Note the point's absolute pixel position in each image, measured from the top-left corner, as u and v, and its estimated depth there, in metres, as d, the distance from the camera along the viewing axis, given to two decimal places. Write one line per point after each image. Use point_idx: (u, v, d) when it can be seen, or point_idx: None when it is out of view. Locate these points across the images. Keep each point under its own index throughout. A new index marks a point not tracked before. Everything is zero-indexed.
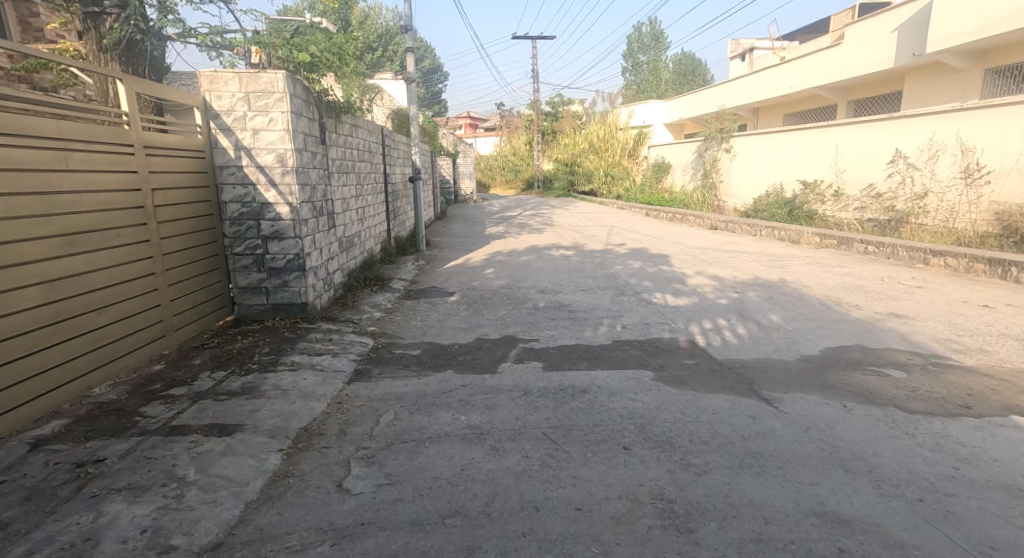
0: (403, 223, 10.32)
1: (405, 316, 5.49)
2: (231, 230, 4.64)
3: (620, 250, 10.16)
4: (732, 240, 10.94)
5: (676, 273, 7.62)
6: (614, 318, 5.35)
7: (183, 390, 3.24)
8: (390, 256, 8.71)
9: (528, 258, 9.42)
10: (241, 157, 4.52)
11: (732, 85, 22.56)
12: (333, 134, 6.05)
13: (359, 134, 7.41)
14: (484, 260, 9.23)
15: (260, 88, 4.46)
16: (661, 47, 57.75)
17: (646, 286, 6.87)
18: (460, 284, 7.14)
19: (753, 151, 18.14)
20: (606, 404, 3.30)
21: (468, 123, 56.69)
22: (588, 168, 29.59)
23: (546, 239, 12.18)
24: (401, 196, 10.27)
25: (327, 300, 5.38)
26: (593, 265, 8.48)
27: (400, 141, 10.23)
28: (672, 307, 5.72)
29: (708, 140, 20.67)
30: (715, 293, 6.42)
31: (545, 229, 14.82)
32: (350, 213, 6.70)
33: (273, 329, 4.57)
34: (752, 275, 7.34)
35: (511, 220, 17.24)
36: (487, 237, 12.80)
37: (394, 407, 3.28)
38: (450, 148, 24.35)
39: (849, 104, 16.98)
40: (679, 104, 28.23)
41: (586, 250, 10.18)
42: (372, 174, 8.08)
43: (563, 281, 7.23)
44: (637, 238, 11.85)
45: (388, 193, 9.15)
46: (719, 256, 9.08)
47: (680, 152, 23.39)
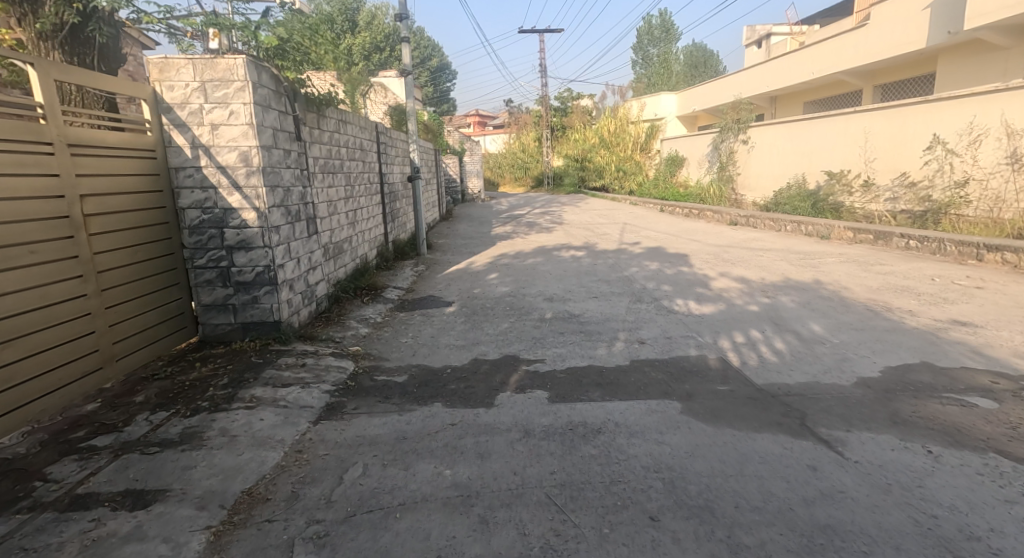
0: (403, 225, 9.77)
1: (396, 332, 4.91)
2: (191, 239, 4.07)
3: (635, 250, 9.52)
4: (754, 237, 10.25)
5: (699, 275, 6.97)
6: (631, 330, 4.72)
7: (109, 439, 2.67)
8: (386, 261, 8.15)
9: (536, 261, 8.82)
10: (198, 156, 3.95)
11: (748, 73, 21.76)
12: (312, 130, 5.49)
13: (349, 131, 6.87)
14: (489, 263, 8.64)
15: (217, 77, 3.87)
16: (671, 39, 56.76)
17: (664, 291, 6.22)
18: (460, 292, 6.55)
19: (772, 142, 17.37)
20: (626, 451, 2.67)
21: (476, 121, 56.17)
22: (599, 163, 28.89)
23: (556, 239, 11.56)
24: (400, 197, 9.72)
25: (307, 315, 4.82)
26: (605, 268, 7.83)
27: (398, 139, 9.68)
28: (697, 317, 5.07)
29: (724, 132, 19.91)
30: (743, 297, 5.77)
31: (555, 228, 14.20)
32: (337, 217, 6.14)
33: (240, 354, 3.99)
34: (783, 277, 6.66)
35: (520, 219, 16.65)
36: (494, 238, 12.21)
37: (365, 457, 2.68)
38: (456, 146, 23.82)
39: (875, 89, 16.18)
40: (692, 96, 27.42)
41: (598, 251, 9.56)
42: (365, 174, 7.54)
43: (573, 286, 6.61)
44: (653, 235, 11.20)
45: (385, 194, 8.61)
46: (743, 255, 8.39)
47: (694, 145, 22.62)
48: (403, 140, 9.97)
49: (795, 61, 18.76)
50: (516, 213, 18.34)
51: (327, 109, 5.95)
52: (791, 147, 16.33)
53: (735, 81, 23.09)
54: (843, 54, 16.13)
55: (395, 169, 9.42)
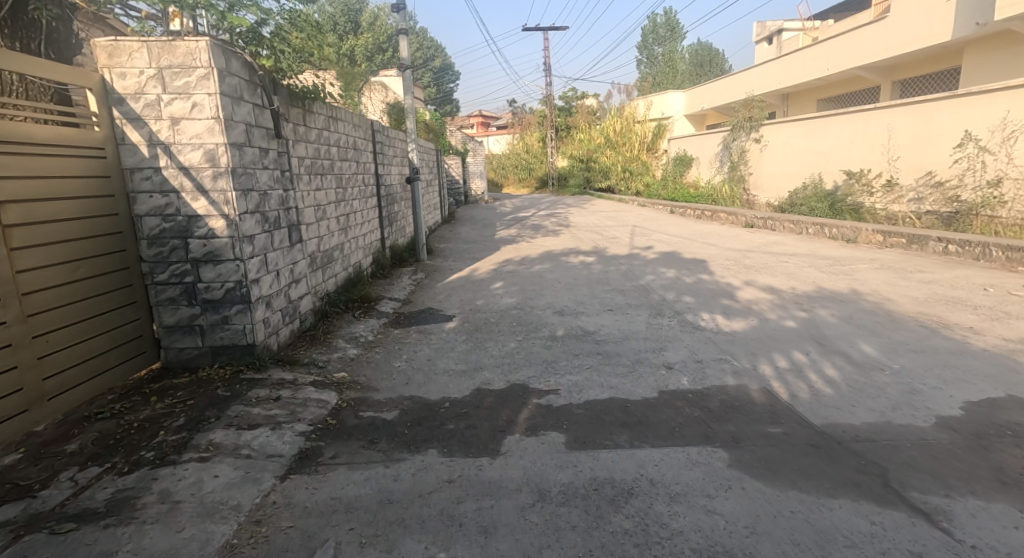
0: (402, 230, 9.23)
1: (389, 354, 4.36)
2: (150, 251, 3.53)
3: (648, 256, 8.96)
4: (774, 241, 9.68)
5: (722, 285, 6.41)
6: (655, 352, 4.17)
7: (17, 509, 2.13)
8: (382, 269, 7.61)
9: (543, 267, 8.27)
10: (157, 155, 3.41)
11: (760, 70, 21.19)
12: (297, 128, 4.96)
13: (341, 130, 6.32)
14: (493, 271, 8.09)
15: (177, 63, 3.33)
16: (677, 38, 56.19)
17: (685, 303, 5.66)
18: (461, 304, 6.00)
19: (788, 141, 16.83)
20: (668, 524, 2.12)
21: (480, 122, 55.65)
22: (605, 164, 28.34)
23: (563, 243, 11.00)
24: (399, 200, 9.19)
25: (288, 335, 4.28)
26: (619, 275, 7.28)
27: (397, 138, 9.15)
28: (728, 336, 4.51)
29: (736, 130, 19.37)
30: (775, 311, 5.21)
31: (562, 231, 13.64)
32: (325, 224, 5.61)
33: (206, 384, 3.45)
34: (815, 286, 6.09)
35: (525, 222, 16.11)
36: (498, 242, 11.67)
37: (338, 532, 2.13)
38: (459, 147, 23.30)
39: (895, 85, 15.83)
40: (700, 94, 26.86)
41: (609, 256, 9.01)
42: (358, 177, 7.00)
43: (585, 298, 6.05)
44: (666, 239, 10.64)
45: (382, 198, 8.07)
46: (766, 261, 7.83)
47: (704, 144, 22.07)
48: (402, 139, 9.44)
49: (808, 57, 18.37)
50: (520, 216, 17.80)
51: (314, 105, 5.41)
52: (807, 146, 15.76)
53: (745, 79, 22.64)
54: (862, 48, 15.80)
55: (393, 170, 8.88)
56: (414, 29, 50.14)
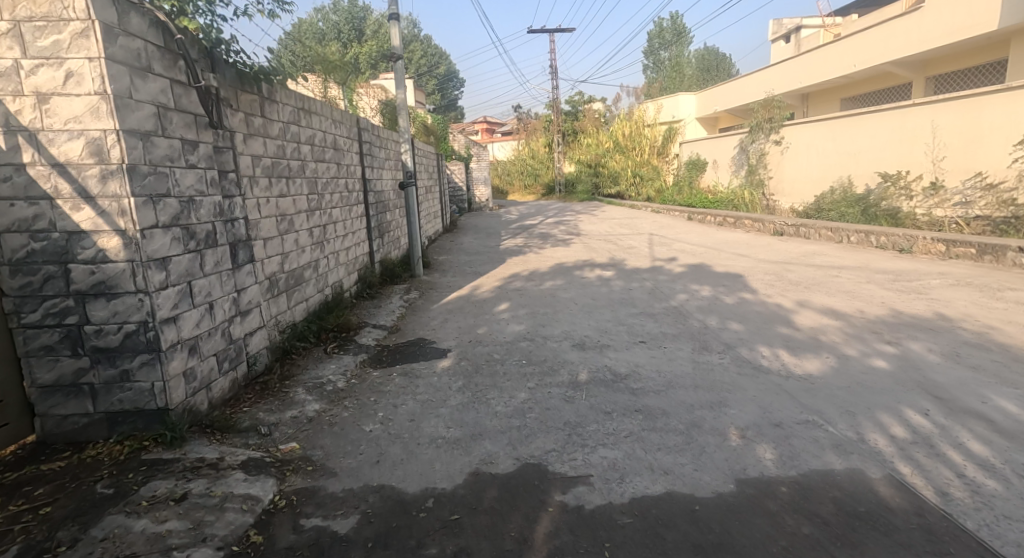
0: (394, 243, 8.25)
1: (361, 411, 3.33)
2: (13, 283, 2.51)
3: (673, 270, 7.94)
4: (814, 252, 8.66)
5: (772, 308, 5.38)
6: (714, 408, 3.13)
7: None
8: (369, 288, 6.61)
9: (556, 284, 7.25)
10: (18, 148, 2.41)
11: (779, 68, 20.23)
12: (248, 119, 3.96)
13: (315, 127, 5.34)
14: (498, 288, 7.09)
15: (43, 17, 2.34)
16: (684, 42, 55.41)
17: (735, 332, 4.63)
18: (459, 334, 4.99)
19: (813, 142, 15.85)
20: None
21: (485, 128, 54.83)
22: (614, 169, 27.39)
23: (576, 255, 10.00)
24: (390, 207, 8.19)
25: (227, 388, 3.25)
26: (644, 295, 6.25)
27: (388, 139, 8.17)
28: (803, 382, 3.46)
29: (754, 131, 18.38)
30: (852, 343, 4.18)
31: (573, 240, 12.64)
32: (292, 240, 4.61)
33: (87, 473, 2.42)
34: (888, 309, 5.04)
35: (532, 230, 15.12)
36: (504, 253, 10.67)
37: None
38: (462, 153, 22.36)
39: (927, 81, 14.96)
40: (713, 96, 25.96)
41: (629, 271, 7.99)
42: (340, 183, 6.02)
43: (609, 325, 5.02)
44: (690, 250, 9.64)
45: (370, 207, 7.08)
46: (814, 276, 6.80)
47: (718, 148, 21.12)
48: (395, 141, 8.48)
49: (831, 54, 17.51)
50: (527, 224, 16.82)
51: (275, 94, 4.43)
52: (836, 148, 14.80)
53: (760, 78, 21.78)
54: (893, 43, 14.94)
55: (383, 175, 7.89)
56: (418, 35, 49.51)
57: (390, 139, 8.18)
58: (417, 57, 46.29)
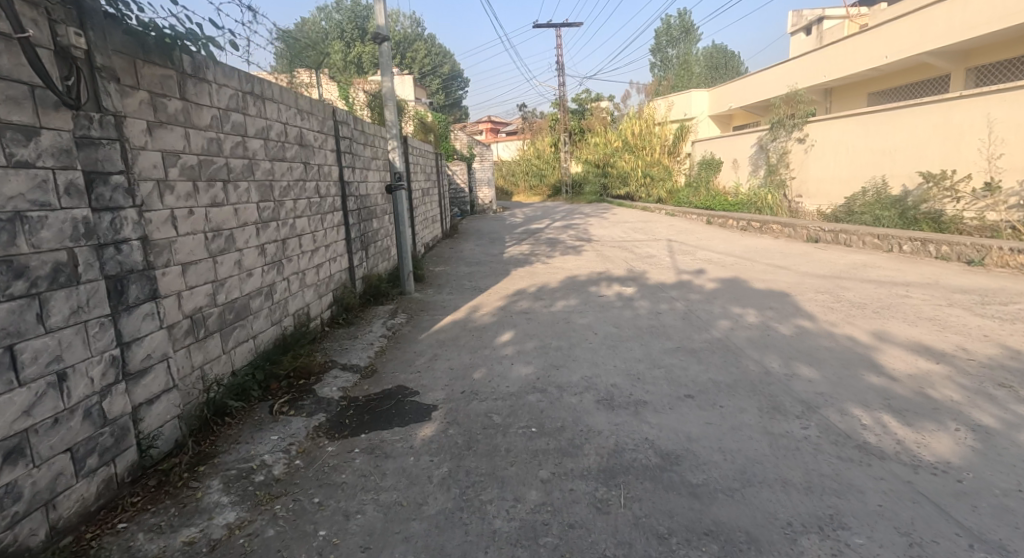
0: (382, 255, 7.20)
1: (293, 527, 2.26)
2: None
3: (703, 287, 6.87)
4: (865, 264, 7.61)
5: (845, 343, 4.32)
6: (829, 535, 2.06)
7: None
8: (347, 313, 5.57)
9: (568, 305, 6.18)
10: None
11: (800, 62, 19.13)
12: (155, 100, 2.90)
13: (271, 118, 4.30)
14: (501, 310, 6.03)
15: None
16: (692, 40, 54.33)
17: (808, 382, 3.54)
18: (449, 380, 3.93)
19: (843, 140, 14.89)
20: None
21: (490, 128, 53.75)
22: (623, 169, 26.35)
23: (589, 266, 8.94)
24: (376, 213, 7.12)
25: (93, 493, 2.19)
26: (676, 323, 5.18)
27: (374, 136, 7.14)
28: (943, 477, 2.38)
29: (774, 129, 17.28)
30: (980, 400, 3.11)
31: (584, 247, 11.61)
32: (230, 262, 3.56)
33: None
34: (1000, 347, 3.96)
35: (538, 235, 14.07)
36: (509, 263, 9.64)
37: None
38: (464, 153, 21.33)
39: (968, 73, 13.88)
40: (727, 93, 24.89)
41: (653, 288, 6.93)
42: (307, 188, 4.98)
43: (640, 369, 3.96)
44: (719, 261, 8.61)
45: (349, 214, 6.04)
46: (878, 295, 5.75)
47: (734, 147, 20.10)
48: (383, 138, 7.45)
49: (858, 44, 16.39)
50: (533, 228, 15.80)
51: (205, 70, 3.37)
52: (869, 146, 13.90)
53: (777, 73, 20.69)
54: (932, 31, 13.84)
55: (366, 176, 6.85)
56: (421, 33, 48.48)
57: (376, 136, 7.16)
58: (421, 56, 45.37)
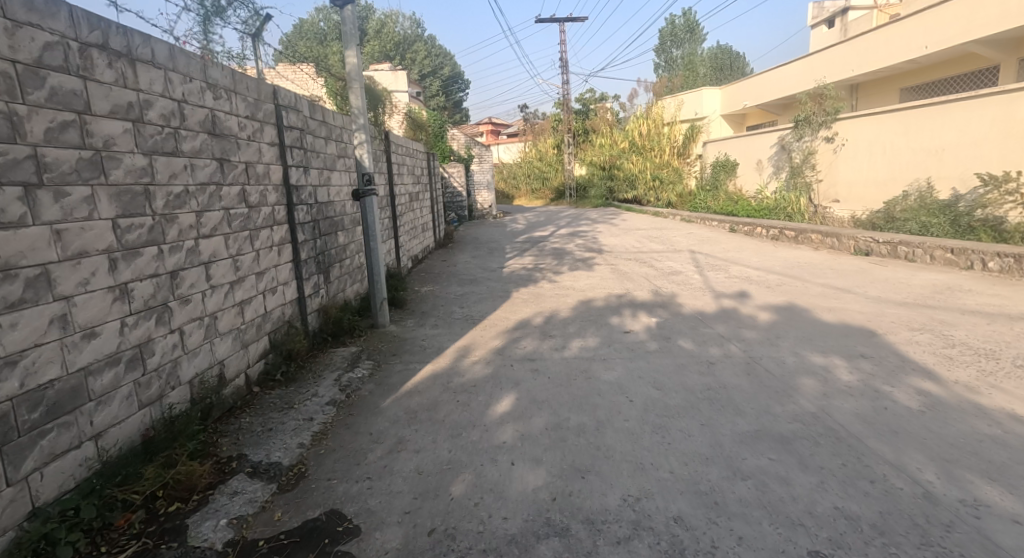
0: (347, 278, 5.80)
1: None
2: None
3: (755, 318, 5.47)
4: (950, 285, 6.21)
5: (1014, 425, 2.89)
6: None
7: None
8: (287, 365, 4.12)
9: (585, 346, 4.77)
10: None
11: (824, 55, 17.71)
12: None
13: (151, 89, 2.88)
14: (499, 355, 4.62)
15: None
16: (697, 39, 53.07)
17: (1012, 524, 2.11)
18: (414, 501, 2.51)
19: (877, 137, 13.52)
20: None
21: (490, 130, 52.36)
22: (630, 172, 24.95)
23: (605, 286, 7.56)
24: (339, 225, 5.67)
25: None
26: (739, 380, 3.76)
27: (335, 128, 5.72)
28: None
29: (800, 127, 15.87)
30: None
31: (595, 260, 10.23)
32: (34, 323, 2.14)
33: None
34: None
35: (542, 244, 12.68)
36: (510, 280, 8.24)
37: None
38: (461, 154, 19.96)
39: (1019, 63, 12.42)
40: (741, 90, 23.52)
41: (690, 320, 5.53)
42: (222, 194, 3.54)
43: (713, 480, 2.54)
44: (763, 282, 7.23)
45: (298, 229, 4.63)
46: (1002, 335, 4.33)
47: (752, 148, 18.73)
48: (348, 129, 6.05)
49: (891, 34, 14.94)
50: (537, 236, 14.40)
51: None
52: (909, 144, 12.54)
53: (798, 68, 19.24)
54: (980, 17, 12.37)
55: (325, 177, 5.40)
56: (420, 34, 47.17)
57: (337, 129, 5.76)
58: (420, 58, 44.15)
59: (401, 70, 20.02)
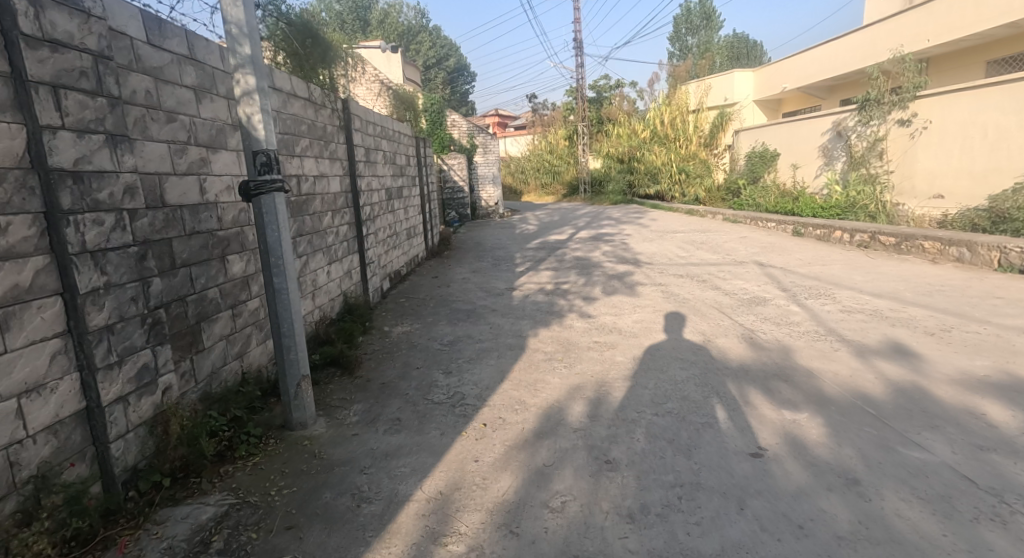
0: (233, 340, 3.35)
1: None
2: None
3: (979, 413, 3.03)
4: None
5: None
6: None
7: None
8: None
9: (688, 507, 2.34)
10: None
11: (891, 25, 15.08)
12: None
13: None
14: (509, 538, 2.21)
15: None
16: (715, 26, 50.16)
17: None
18: None
19: (975, 116, 10.94)
20: None
21: (496, 123, 49.67)
22: (652, 164, 22.20)
23: (667, 329, 5.13)
24: (212, 245, 3.20)
25: None
26: None
27: (208, 73, 3.24)
28: None
29: (866, 109, 13.18)
30: None
31: (635, 277, 7.79)
32: None
33: None
34: None
35: (562, 252, 10.24)
36: (523, 314, 5.81)
37: None
38: (462, 145, 17.43)
39: None
40: (779, 72, 20.91)
41: (855, 413, 3.09)
42: None
43: None
44: (916, 324, 4.79)
45: (79, 268, 2.16)
46: None
47: (799, 137, 16.14)
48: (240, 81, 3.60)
49: None
50: (552, 240, 11.93)
51: None
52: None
53: (853, 40, 16.54)
54: None
55: (175, 159, 2.90)
56: (424, 24, 44.66)
57: (214, 76, 3.29)
58: (423, 48, 41.56)
59: (394, 48, 17.48)
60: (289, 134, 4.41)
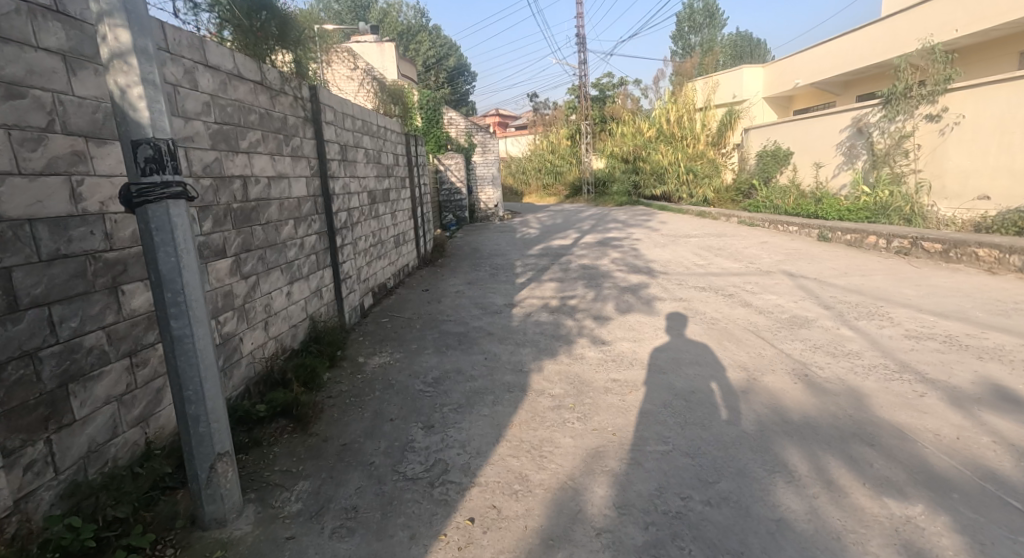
0: (132, 401, 2.46)
1: None
2: None
3: None
4: None
5: None
6: None
7: None
8: None
9: None
10: None
11: (914, 14, 14.16)
12: None
13: None
14: None
15: None
16: (719, 24, 49.20)
17: None
18: None
19: (1014, 110, 10.03)
20: None
21: (496, 123, 48.78)
22: (658, 164, 21.38)
23: (699, 361, 4.24)
24: (96, 268, 2.32)
25: None
26: None
27: (91, 36, 2.34)
28: None
29: (891, 104, 12.26)
30: None
31: (651, 290, 6.90)
32: None
33: None
34: None
35: (567, 260, 9.34)
36: (525, 339, 4.93)
37: None
38: (460, 144, 16.56)
39: None
40: (790, 68, 20.01)
41: (991, 508, 2.22)
42: None
43: None
44: (1009, 356, 3.89)
45: None
46: None
47: (815, 134, 15.22)
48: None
49: None
50: (555, 245, 11.04)
51: None
52: None
53: (872, 33, 15.62)
54: None
55: (19, 151, 2.04)
56: (424, 24, 43.86)
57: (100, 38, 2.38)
58: (423, 47, 40.65)
59: (387, 42, 16.58)
60: (231, 124, 3.52)
